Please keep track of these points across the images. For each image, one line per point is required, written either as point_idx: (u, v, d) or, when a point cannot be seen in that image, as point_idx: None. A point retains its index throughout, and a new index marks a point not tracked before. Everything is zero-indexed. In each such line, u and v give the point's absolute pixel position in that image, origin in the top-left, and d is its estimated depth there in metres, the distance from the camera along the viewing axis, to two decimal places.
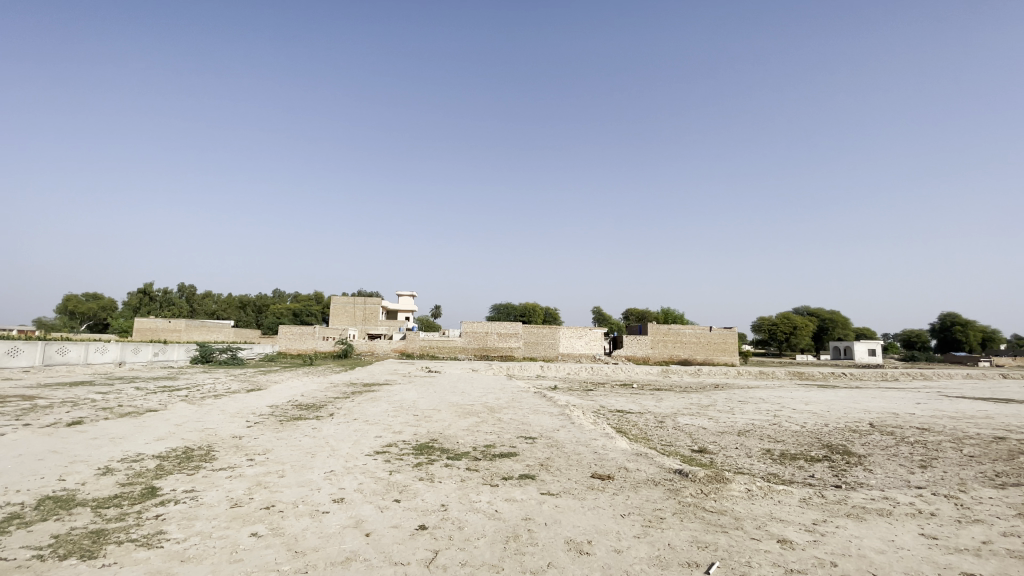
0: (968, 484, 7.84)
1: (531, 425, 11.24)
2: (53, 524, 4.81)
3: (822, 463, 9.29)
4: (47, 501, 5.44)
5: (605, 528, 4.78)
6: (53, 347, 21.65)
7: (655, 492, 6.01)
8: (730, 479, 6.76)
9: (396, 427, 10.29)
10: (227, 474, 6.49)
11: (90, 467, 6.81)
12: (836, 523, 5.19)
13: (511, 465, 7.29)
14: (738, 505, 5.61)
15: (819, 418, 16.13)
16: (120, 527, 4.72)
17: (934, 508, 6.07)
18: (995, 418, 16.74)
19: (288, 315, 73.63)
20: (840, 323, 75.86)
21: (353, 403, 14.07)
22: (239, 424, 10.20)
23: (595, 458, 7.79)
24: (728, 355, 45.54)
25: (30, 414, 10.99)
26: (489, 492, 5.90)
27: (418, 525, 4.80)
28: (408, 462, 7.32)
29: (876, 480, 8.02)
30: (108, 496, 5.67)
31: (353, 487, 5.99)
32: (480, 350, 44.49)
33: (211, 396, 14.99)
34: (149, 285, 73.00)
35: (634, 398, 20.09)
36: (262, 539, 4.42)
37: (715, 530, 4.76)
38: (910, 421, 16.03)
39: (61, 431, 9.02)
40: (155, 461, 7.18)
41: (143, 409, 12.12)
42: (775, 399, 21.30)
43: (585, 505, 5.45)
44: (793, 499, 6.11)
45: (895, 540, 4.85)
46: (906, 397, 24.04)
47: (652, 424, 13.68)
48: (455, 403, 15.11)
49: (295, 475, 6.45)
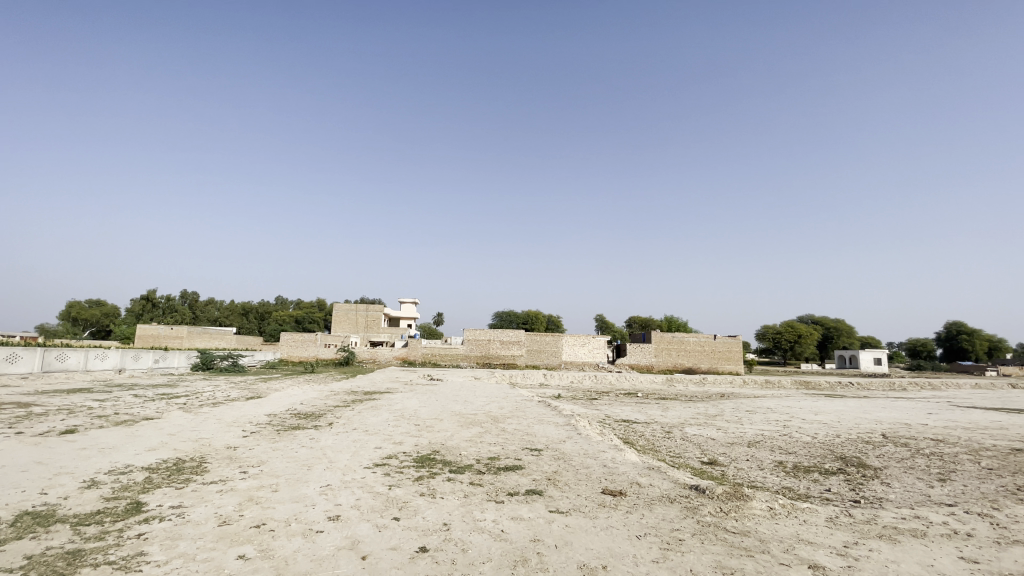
0: (996, 499, 7.45)
1: (535, 435, 10.89)
2: (27, 543, 4.47)
3: (837, 476, 8.93)
4: (24, 518, 5.11)
5: (620, 551, 4.44)
6: (53, 354, 21.39)
7: (672, 510, 5.64)
8: (749, 495, 6.35)
9: (396, 438, 9.91)
10: (218, 489, 6.14)
11: (76, 479, 6.49)
12: (869, 546, 4.82)
13: (517, 479, 6.93)
14: (761, 525, 5.25)
15: (830, 429, 15.64)
16: (98, 548, 4.39)
17: (970, 529, 5.66)
18: (1009, 428, 16.32)
19: (291, 322, 73.86)
20: (845, 332, 75.43)
21: (353, 412, 13.70)
22: (235, 434, 9.85)
23: (604, 472, 7.39)
24: (733, 363, 45.09)
25: (22, 422, 10.70)
26: (494, 509, 5.56)
27: (418, 547, 4.46)
28: (409, 475, 6.99)
29: (896, 494, 7.65)
30: (90, 511, 5.35)
31: (351, 503, 5.65)
32: (483, 358, 44.11)
33: (209, 404, 14.67)
34: (153, 292, 73.17)
35: (640, 407, 19.64)
36: (250, 563, 4.08)
37: (741, 554, 4.39)
38: (924, 432, 15.55)
39: (51, 440, 8.71)
40: (144, 473, 6.86)
41: (139, 417, 11.84)
42: (784, 408, 20.88)
43: (597, 525, 5.10)
44: (819, 518, 5.72)
45: (934, 566, 4.47)
46: (915, 406, 23.61)
47: (660, 434, 13.30)
48: (458, 411, 14.80)
49: (289, 490, 6.11)
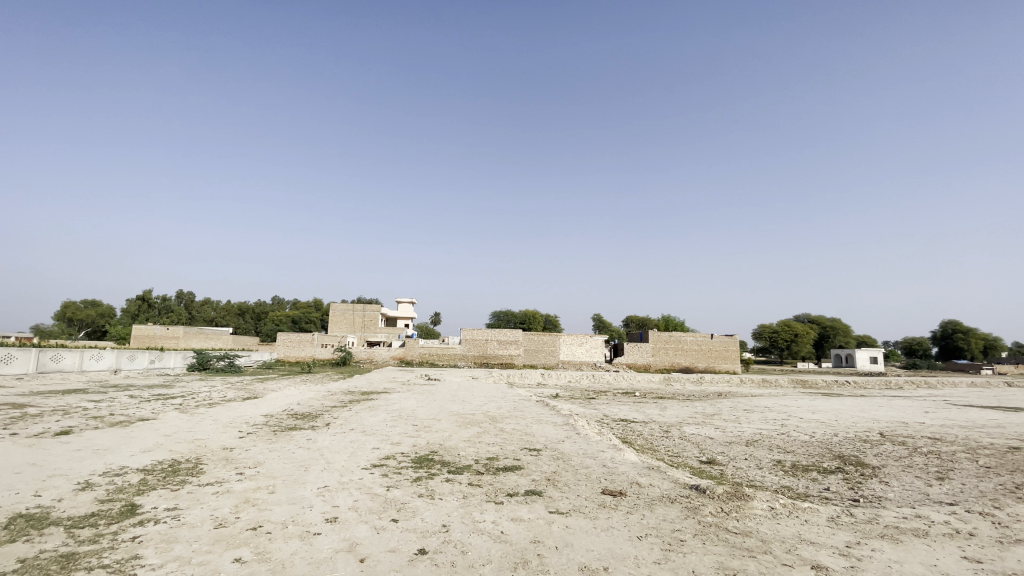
0: (995, 498, 7.43)
1: (534, 435, 10.83)
2: (20, 546, 4.40)
3: (835, 475, 8.92)
4: (18, 520, 5.04)
5: (622, 553, 4.38)
6: (48, 355, 21.23)
7: (673, 510, 5.61)
8: (751, 495, 6.31)
9: (394, 439, 9.84)
10: (214, 491, 6.07)
11: (71, 481, 6.42)
12: (871, 545, 4.80)
13: (516, 480, 6.88)
14: (763, 525, 5.22)
15: (828, 428, 15.64)
16: (93, 551, 4.32)
17: (972, 527, 5.66)
18: (1007, 427, 16.37)
19: (288, 322, 73.77)
20: (841, 331, 75.79)
21: (351, 412, 13.63)
22: (231, 435, 9.79)
23: (604, 472, 7.36)
24: (730, 362, 45.21)
25: (16, 423, 10.61)
26: (494, 510, 5.51)
27: (417, 549, 4.40)
28: (407, 476, 6.94)
29: (894, 493, 7.66)
30: (85, 513, 5.28)
31: (348, 504, 5.59)
32: (480, 358, 44.06)
33: (206, 404, 14.58)
34: (148, 292, 72.84)
35: (638, 407, 19.61)
36: (246, 566, 4.02)
37: (743, 555, 4.36)
38: (922, 431, 15.59)
39: (45, 441, 8.63)
40: (140, 475, 6.79)
41: (135, 418, 11.77)
42: (781, 407, 20.91)
43: (597, 526, 5.06)
44: (820, 517, 5.70)
45: (938, 566, 4.44)
46: (911, 405, 23.66)
47: (658, 434, 13.27)
48: (455, 412, 14.74)
49: (286, 492, 6.04)
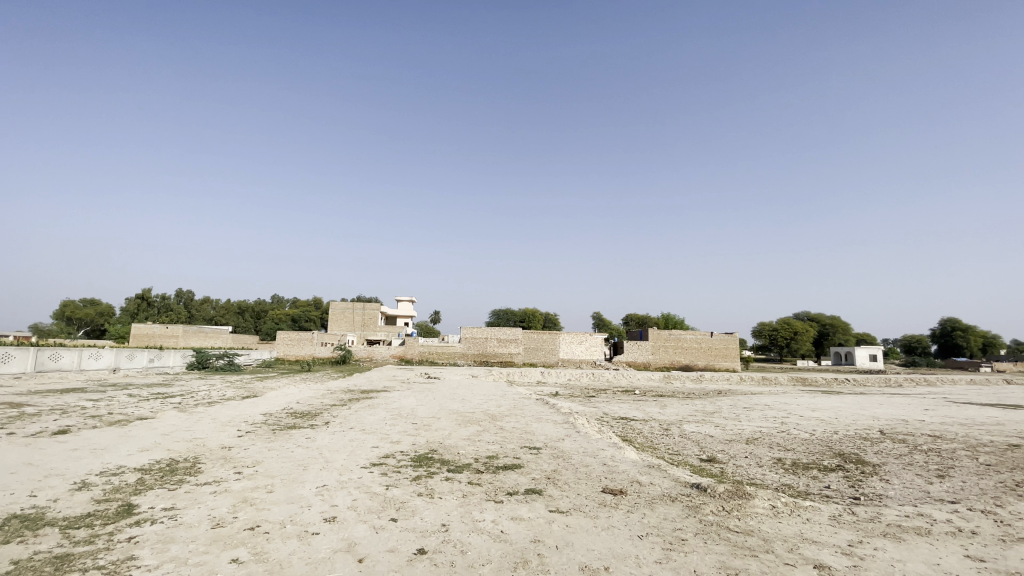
0: (996, 495, 7.41)
1: (533, 434, 10.77)
2: (15, 548, 4.35)
3: (836, 472, 8.90)
4: (12, 520, 5.01)
5: (622, 552, 4.34)
6: (46, 354, 21.17)
7: (674, 509, 5.56)
8: (752, 494, 6.27)
9: (393, 438, 9.77)
10: (211, 491, 6.01)
11: (66, 481, 6.36)
12: (874, 544, 4.77)
13: (516, 478, 6.85)
14: (764, 524, 5.18)
15: (827, 425, 15.65)
16: (89, 551, 4.28)
17: (974, 526, 5.63)
18: (1006, 424, 16.40)
19: (288, 320, 73.90)
20: (840, 329, 76.00)
21: (350, 411, 13.58)
22: (229, 434, 9.73)
23: (604, 471, 7.32)
24: (730, 361, 45.26)
25: (12, 422, 10.53)
26: (494, 509, 5.48)
27: (416, 549, 4.35)
28: (406, 474, 6.91)
29: (895, 490, 7.65)
30: (80, 514, 5.23)
31: (347, 504, 5.54)
32: (480, 356, 44.07)
33: (204, 403, 14.51)
34: (148, 291, 73.01)
35: (638, 404, 19.64)
36: (242, 566, 3.98)
37: (745, 554, 4.32)
38: (921, 428, 15.58)
39: (42, 441, 8.59)
40: (136, 475, 6.74)
41: (133, 417, 11.74)
42: (782, 405, 20.95)
43: (598, 525, 5.02)
44: (822, 516, 5.66)
45: (941, 565, 4.40)
46: (910, 402, 23.61)
47: (658, 432, 13.21)
48: (455, 410, 14.67)
49: (285, 491, 6.00)
